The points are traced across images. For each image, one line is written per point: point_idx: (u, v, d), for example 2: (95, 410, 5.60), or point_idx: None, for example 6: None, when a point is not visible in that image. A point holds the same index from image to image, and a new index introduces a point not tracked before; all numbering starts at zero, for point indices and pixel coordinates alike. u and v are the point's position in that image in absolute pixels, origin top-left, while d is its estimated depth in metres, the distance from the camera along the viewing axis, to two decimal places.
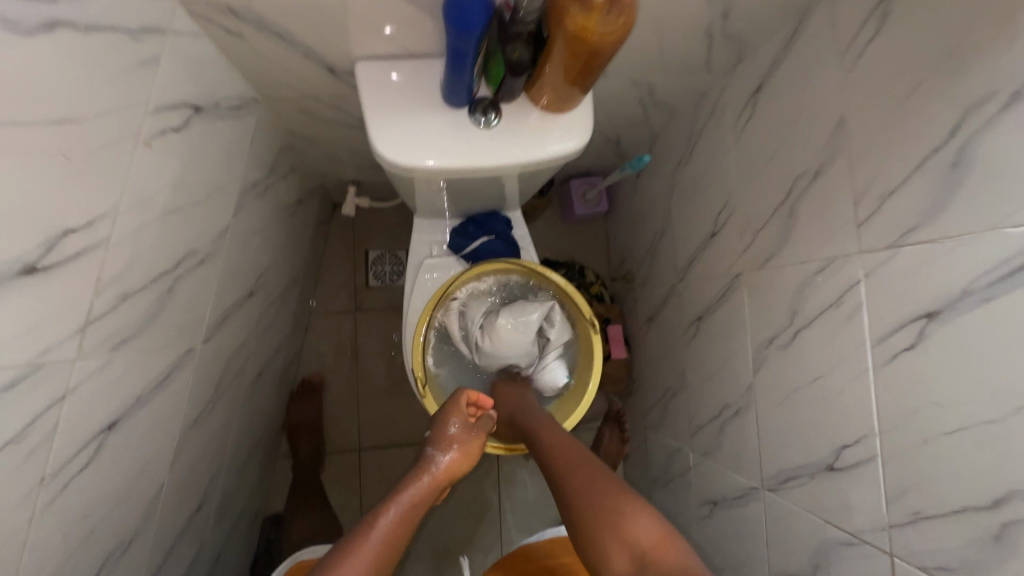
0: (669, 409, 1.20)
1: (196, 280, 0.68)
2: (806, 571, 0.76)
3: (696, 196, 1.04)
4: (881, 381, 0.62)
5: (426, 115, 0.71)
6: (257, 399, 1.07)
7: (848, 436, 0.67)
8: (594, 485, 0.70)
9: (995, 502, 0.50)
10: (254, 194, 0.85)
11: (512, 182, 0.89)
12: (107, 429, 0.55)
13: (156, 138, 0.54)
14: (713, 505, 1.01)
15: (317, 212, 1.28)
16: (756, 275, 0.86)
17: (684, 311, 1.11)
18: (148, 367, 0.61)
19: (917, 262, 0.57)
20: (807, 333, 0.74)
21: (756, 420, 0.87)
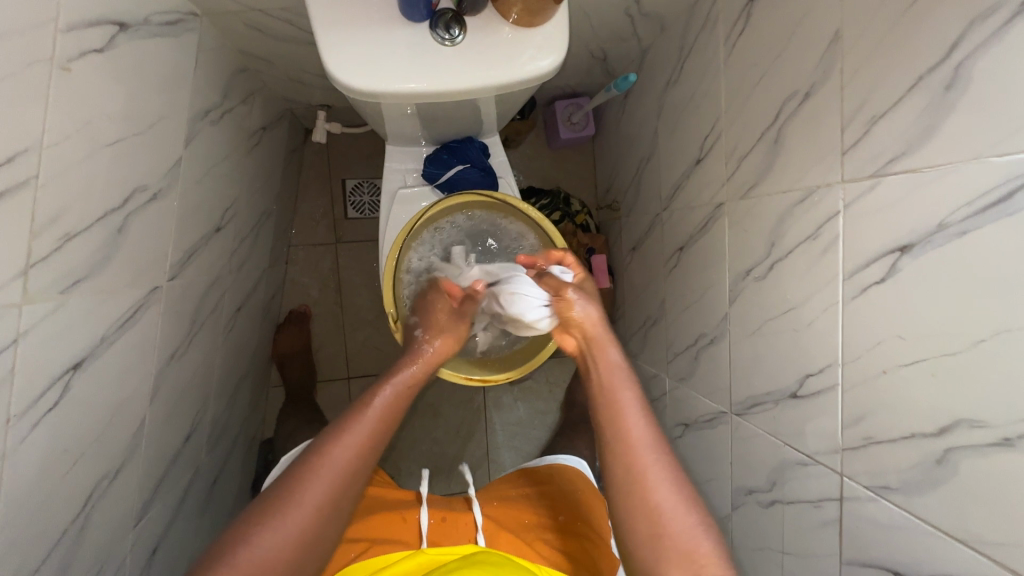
0: (649, 337, 1.21)
1: (151, 216, 0.65)
2: (764, 487, 0.81)
3: (684, 120, 0.99)
4: (849, 314, 0.62)
5: (385, 33, 0.66)
6: (239, 332, 1.08)
7: (813, 365, 0.68)
8: (630, 419, 0.67)
9: (942, 430, 0.52)
10: (210, 122, 0.80)
11: (486, 107, 0.83)
12: (74, 368, 0.55)
13: (75, 61, 0.49)
14: (686, 427, 1.06)
15: (287, 139, 1.21)
16: (738, 205, 0.83)
17: (667, 240, 1.09)
18: (109, 308, 0.60)
19: (897, 193, 0.55)
20: (782, 265, 0.73)
21: (729, 349, 0.88)
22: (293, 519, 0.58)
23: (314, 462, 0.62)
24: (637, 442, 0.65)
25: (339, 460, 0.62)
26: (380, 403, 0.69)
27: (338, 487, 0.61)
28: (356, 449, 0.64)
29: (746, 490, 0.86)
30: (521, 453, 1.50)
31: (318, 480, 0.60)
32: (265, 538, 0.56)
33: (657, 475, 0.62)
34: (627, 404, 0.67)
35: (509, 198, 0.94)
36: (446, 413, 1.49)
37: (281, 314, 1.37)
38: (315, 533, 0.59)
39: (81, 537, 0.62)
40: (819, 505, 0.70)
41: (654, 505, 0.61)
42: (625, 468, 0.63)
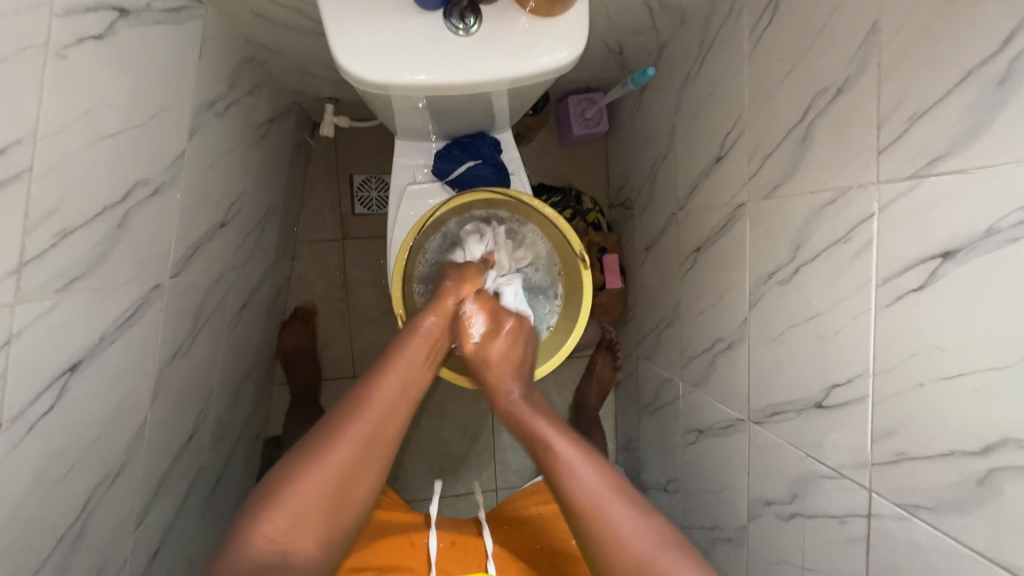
0: (662, 339, 1.18)
1: (152, 212, 0.63)
2: (783, 499, 0.78)
3: (702, 117, 0.95)
4: (881, 322, 0.59)
5: (397, 22, 0.63)
6: (243, 330, 1.06)
7: (840, 375, 0.65)
8: (577, 465, 0.63)
9: (985, 449, 0.49)
10: (215, 114, 0.77)
11: (499, 101, 0.80)
12: (71, 369, 0.53)
13: (70, 48, 0.47)
14: (699, 433, 1.03)
15: (294, 132, 1.19)
16: (760, 205, 0.80)
17: (683, 241, 1.06)
18: (107, 306, 0.58)
19: (939, 195, 0.51)
20: (808, 269, 0.70)
21: (748, 354, 0.85)
22: (339, 453, 0.58)
23: (352, 402, 0.61)
24: (592, 499, 0.61)
25: (380, 397, 0.62)
26: (419, 340, 0.71)
27: (359, 455, 0.59)
28: (393, 391, 0.64)
29: (764, 502, 0.83)
30: (528, 456, 1.48)
31: (359, 420, 0.60)
32: (307, 473, 0.56)
33: (620, 536, 0.59)
34: (569, 457, 0.64)
35: (522, 198, 0.91)
36: (453, 413, 1.47)
37: (286, 310, 1.35)
38: (361, 467, 0.59)
39: (79, 544, 0.60)
40: (843, 521, 0.67)
41: (623, 548, 0.59)
42: (579, 522, 0.61)
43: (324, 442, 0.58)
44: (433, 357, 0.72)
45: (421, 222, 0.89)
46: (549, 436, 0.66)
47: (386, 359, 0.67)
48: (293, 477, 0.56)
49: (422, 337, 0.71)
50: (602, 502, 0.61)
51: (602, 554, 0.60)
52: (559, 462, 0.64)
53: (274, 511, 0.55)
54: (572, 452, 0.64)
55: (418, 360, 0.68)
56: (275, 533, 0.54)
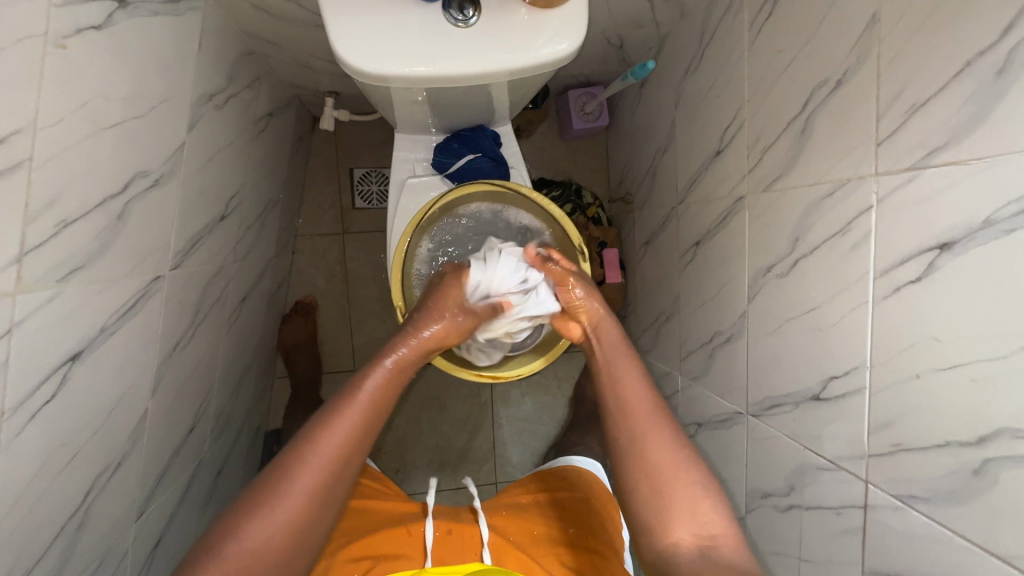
0: (662, 333, 1.18)
1: (152, 203, 0.63)
2: (781, 491, 0.79)
3: (702, 111, 0.95)
4: (879, 314, 0.59)
5: (396, 13, 0.63)
6: (244, 323, 1.06)
7: (838, 367, 0.65)
8: (630, 383, 0.72)
9: (980, 440, 0.49)
10: (214, 107, 0.77)
11: (499, 93, 0.80)
12: (72, 359, 0.54)
13: (69, 38, 0.47)
14: (698, 427, 1.04)
15: (295, 126, 1.19)
16: (759, 199, 0.80)
17: (682, 234, 1.06)
18: (108, 297, 0.58)
19: (937, 187, 0.51)
20: (807, 262, 0.70)
21: (747, 348, 0.85)
22: (282, 509, 0.57)
23: (301, 451, 0.61)
24: (639, 406, 0.70)
25: (327, 448, 0.61)
26: (377, 381, 0.69)
27: (307, 508, 0.58)
28: (345, 439, 0.63)
29: (762, 494, 0.83)
30: (528, 449, 1.48)
31: (309, 469, 0.59)
32: (252, 528, 0.55)
33: (660, 447, 0.65)
34: (627, 377, 0.74)
35: (520, 190, 0.91)
36: (453, 407, 1.47)
37: (287, 304, 1.35)
38: (307, 522, 0.58)
39: (81, 532, 0.61)
40: (840, 512, 0.67)
41: (660, 461, 0.64)
42: (623, 426, 0.68)
43: (268, 497, 0.57)
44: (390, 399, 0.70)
45: (420, 217, 0.89)
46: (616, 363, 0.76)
47: (337, 403, 0.66)
48: (236, 530, 0.55)
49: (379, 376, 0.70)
50: (650, 415, 0.69)
51: (641, 463, 0.64)
52: (618, 379, 0.74)
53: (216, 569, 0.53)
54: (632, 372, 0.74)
55: (374, 402, 0.67)
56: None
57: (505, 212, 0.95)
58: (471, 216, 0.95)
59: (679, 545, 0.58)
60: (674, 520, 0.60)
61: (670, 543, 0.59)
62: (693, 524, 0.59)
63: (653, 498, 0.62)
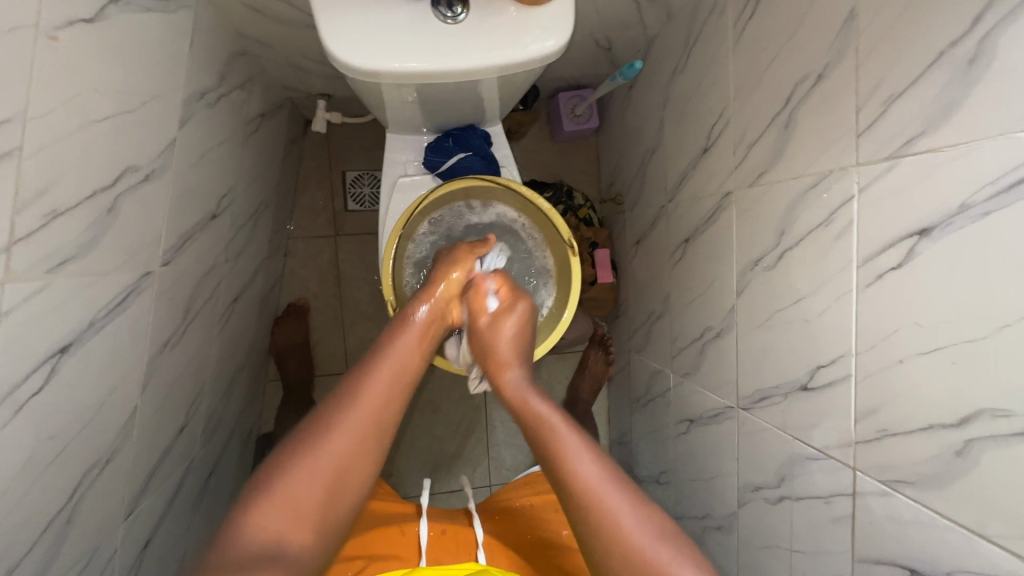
0: (654, 332, 1.19)
1: (143, 197, 0.63)
2: (772, 483, 0.79)
3: (690, 110, 0.97)
4: (863, 302, 0.60)
5: (386, 10, 0.64)
6: (235, 324, 1.06)
7: (825, 356, 0.66)
8: (572, 450, 0.62)
9: (962, 421, 0.50)
10: (206, 105, 0.78)
11: (488, 92, 0.81)
12: (61, 352, 0.54)
13: (61, 30, 0.47)
14: (690, 423, 1.04)
15: (287, 128, 1.20)
16: (746, 194, 0.81)
17: (672, 232, 1.07)
18: (97, 290, 0.58)
19: (916, 174, 0.53)
20: (793, 254, 0.71)
21: (736, 342, 0.86)
22: (336, 438, 0.59)
23: (348, 389, 0.63)
24: (591, 484, 0.60)
25: (381, 378, 0.64)
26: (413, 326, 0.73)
27: (364, 438, 0.60)
28: (392, 375, 0.66)
29: (754, 487, 0.83)
30: (521, 451, 1.48)
31: (358, 404, 0.62)
32: (308, 456, 0.57)
33: (627, 526, 0.58)
34: (572, 447, 0.62)
35: (510, 184, 0.92)
36: (447, 409, 1.47)
37: (280, 307, 1.35)
38: (360, 452, 0.60)
39: (68, 530, 0.60)
40: (828, 501, 0.68)
41: (620, 539, 0.57)
42: (578, 506, 0.59)
43: (323, 426, 0.60)
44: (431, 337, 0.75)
45: (409, 211, 0.89)
46: (553, 427, 0.64)
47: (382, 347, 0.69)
48: (289, 462, 0.57)
49: (420, 317, 0.75)
50: (603, 485, 0.60)
51: (608, 547, 0.58)
52: (556, 445, 0.63)
53: (274, 500, 0.55)
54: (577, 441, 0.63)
55: (413, 346, 0.70)
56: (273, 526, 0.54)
57: (495, 208, 0.97)
58: (460, 211, 0.96)
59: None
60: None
61: None
62: None
63: None
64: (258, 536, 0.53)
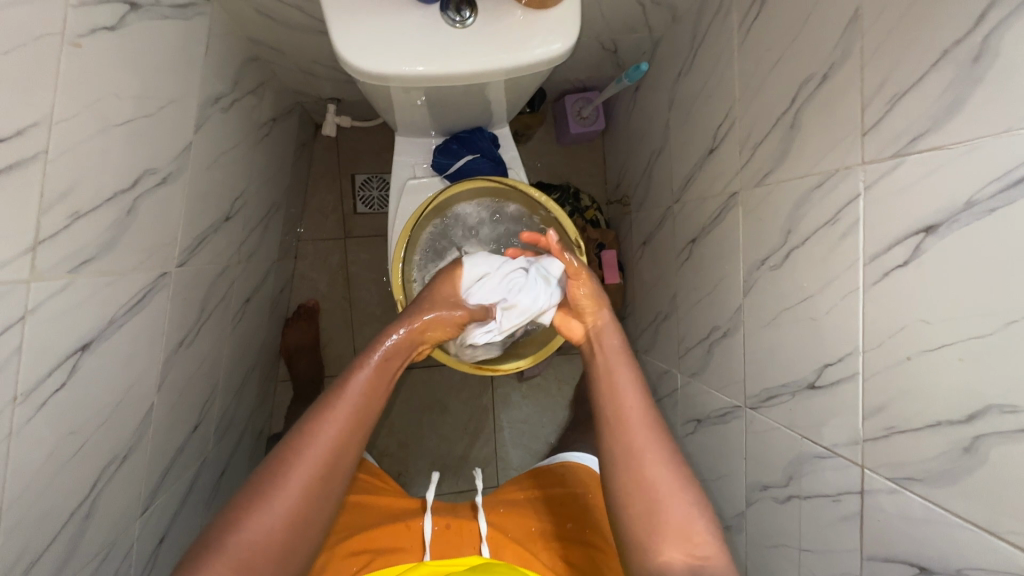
0: (661, 332, 1.19)
1: (161, 200, 0.65)
2: (780, 483, 0.79)
3: (695, 112, 0.97)
4: (869, 300, 0.60)
5: (396, 16, 0.66)
6: (247, 325, 1.07)
7: (832, 355, 0.66)
8: (624, 389, 0.73)
9: (970, 417, 0.50)
10: (220, 109, 0.80)
11: (496, 94, 0.82)
12: (82, 349, 0.55)
13: (85, 37, 0.49)
14: (698, 423, 1.04)
15: (297, 132, 1.22)
16: (752, 194, 0.82)
17: (678, 233, 1.08)
18: (116, 290, 0.59)
19: (920, 172, 0.53)
20: (799, 253, 0.72)
21: (743, 341, 0.86)
22: (277, 504, 0.58)
23: (295, 450, 0.61)
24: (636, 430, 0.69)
25: (323, 439, 0.63)
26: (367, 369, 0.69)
27: (304, 503, 0.60)
28: (337, 435, 0.63)
29: (762, 486, 0.84)
30: (529, 452, 1.48)
31: (300, 470, 0.60)
32: (253, 520, 0.57)
33: (657, 460, 0.67)
34: (622, 384, 0.73)
35: (515, 184, 0.93)
36: (455, 410, 1.48)
37: (290, 309, 1.37)
38: (308, 510, 0.60)
39: (86, 525, 0.62)
40: (837, 500, 0.68)
41: (653, 471, 0.66)
42: (619, 437, 0.69)
43: (265, 492, 0.59)
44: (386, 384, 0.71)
45: (418, 211, 0.90)
46: (613, 372, 0.75)
47: (330, 396, 0.66)
48: (235, 527, 0.57)
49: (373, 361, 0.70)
50: (643, 424, 0.70)
51: (639, 484, 0.66)
52: (613, 384, 0.74)
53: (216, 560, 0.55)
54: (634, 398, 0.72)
55: (369, 388, 0.68)
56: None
57: (502, 209, 0.98)
58: (467, 213, 0.97)
59: (671, 564, 0.61)
60: (663, 532, 0.63)
61: (660, 563, 0.61)
62: (687, 547, 0.62)
63: (648, 517, 0.64)
64: None
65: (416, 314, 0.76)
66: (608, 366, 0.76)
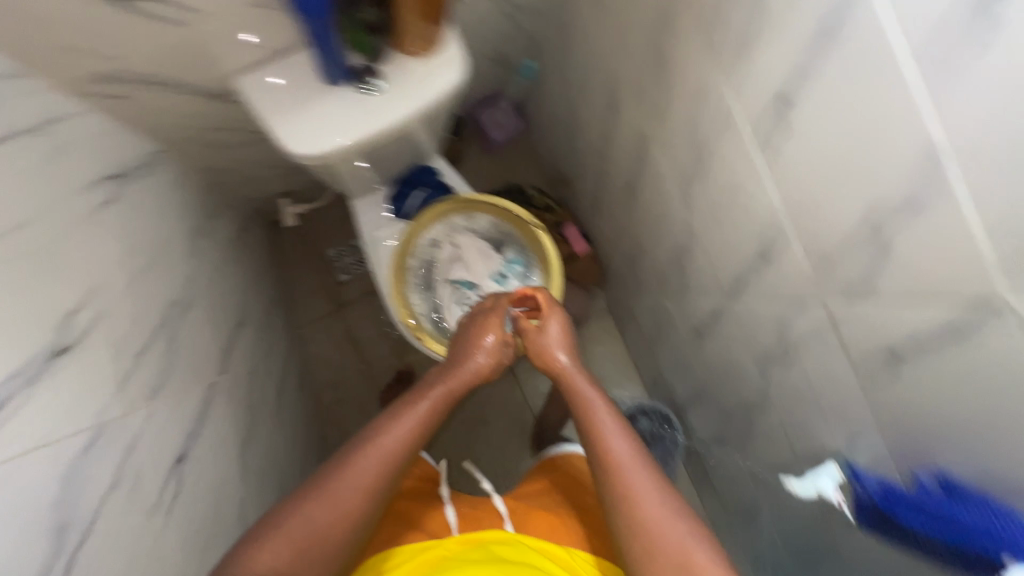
0: (640, 275, 1.32)
1: (189, 324, 0.76)
2: (779, 348, 0.91)
3: (588, 82, 1.11)
4: (773, 171, 0.73)
5: (319, 101, 0.77)
6: (287, 414, 1.17)
7: (768, 226, 0.79)
8: (609, 434, 0.77)
9: (871, 225, 0.63)
10: (201, 236, 0.91)
11: (422, 134, 0.95)
12: (180, 461, 0.66)
13: (95, 215, 0.61)
14: (700, 336, 1.16)
15: (264, 234, 1.33)
16: (658, 129, 0.95)
17: (617, 186, 1.21)
18: (186, 406, 0.70)
19: (762, 61, 0.67)
20: (711, 158, 0.85)
21: (703, 249, 0.99)
22: (339, 488, 0.70)
23: (365, 446, 0.74)
24: (619, 457, 0.75)
25: (388, 441, 0.75)
26: (435, 393, 0.83)
27: (362, 497, 0.70)
28: (397, 440, 0.75)
29: (768, 360, 0.95)
30: None
31: (367, 457, 0.73)
32: (314, 504, 0.68)
33: (643, 492, 0.71)
34: (607, 430, 0.78)
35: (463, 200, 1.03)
36: (495, 420, 1.57)
37: (316, 390, 1.46)
38: (357, 503, 0.69)
39: None
40: (821, 338, 0.80)
41: (642, 510, 0.69)
42: (609, 479, 0.73)
43: (334, 478, 0.71)
44: (438, 413, 0.82)
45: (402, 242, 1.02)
46: (595, 420, 0.80)
47: (389, 420, 0.78)
48: (295, 511, 0.67)
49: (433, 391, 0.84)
50: (629, 462, 0.74)
51: (629, 521, 0.70)
52: (597, 429, 0.78)
53: (271, 544, 0.64)
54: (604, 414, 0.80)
55: (426, 413, 0.80)
56: (272, 564, 0.63)
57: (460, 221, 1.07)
58: (431, 239, 1.06)
59: None
60: (656, 558, 0.66)
61: None
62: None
63: (635, 541, 0.68)
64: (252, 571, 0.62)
65: (462, 345, 0.92)
66: (590, 417, 0.80)
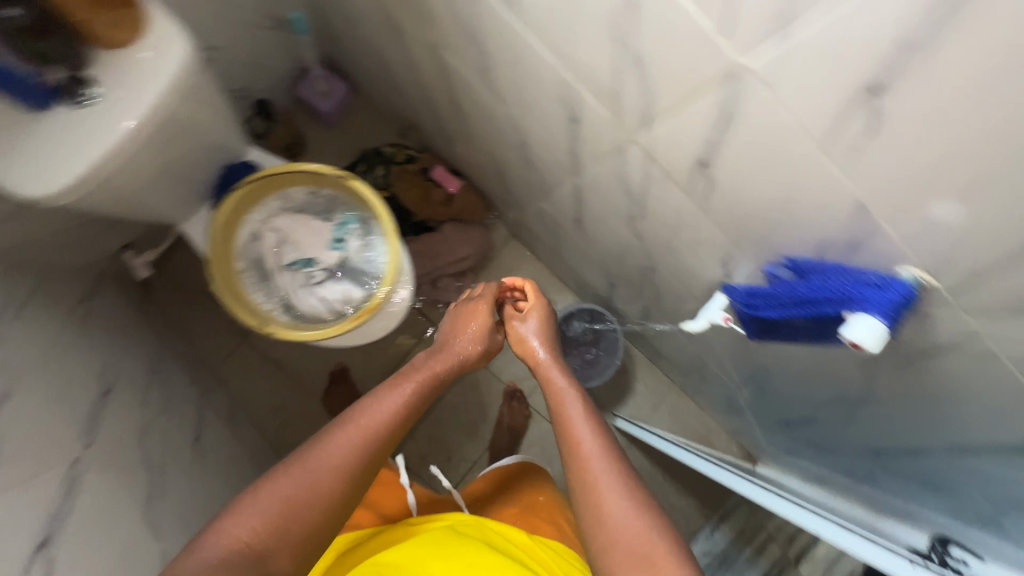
0: (512, 189, 1.28)
1: (15, 411, 0.72)
2: (631, 203, 0.89)
3: (366, 12, 1.03)
4: (530, 24, 0.69)
5: (42, 138, 0.75)
6: (217, 455, 1.14)
7: (557, 85, 0.76)
8: (579, 428, 0.76)
9: (618, 40, 0.60)
10: (16, 319, 0.85)
11: (199, 128, 0.90)
12: (45, 544, 0.66)
13: None
14: (580, 223, 1.14)
15: (126, 293, 1.25)
16: (437, 31, 0.89)
17: (447, 108, 1.15)
18: (38, 491, 0.68)
19: None
20: (486, 38, 0.80)
21: (532, 136, 0.95)
22: (319, 459, 0.70)
23: (354, 417, 0.76)
24: (587, 450, 0.73)
25: (375, 417, 0.76)
26: (421, 373, 0.83)
27: (340, 470, 0.71)
28: (382, 417, 0.76)
29: (632, 219, 0.94)
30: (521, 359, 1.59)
31: (352, 430, 0.74)
32: (292, 477, 0.69)
33: (607, 487, 0.69)
34: (577, 422, 0.76)
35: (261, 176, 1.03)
36: None
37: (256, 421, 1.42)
38: (337, 473, 0.71)
39: None
40: (649, 177, 0.78)
41: (607, 506, 0.68)
42: (577, 472, 0.72)
43: (318, 449, 0.72)
44: (423, 399, 0.82)
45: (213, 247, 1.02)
46: (567, 415, 0.78)
47: (376, 394, 0.79)
48: (270, 483, 0.69)
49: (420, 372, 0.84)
50: (596, 457, 0.72)
51: (592, 514, 0.69)
52: (567, 421, 0.77)
53: (242, 517, 0.66)
54: (578, 409, 0.78)
55: (411, 390, 0.80)
56: (244, 532, 0.65)
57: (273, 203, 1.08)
58: (250, 233, 1.07)
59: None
60: (618, 558, 0.65)
61: None
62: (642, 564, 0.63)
63: (597, 534, 0.67)
64: (224, 543, 0.64)
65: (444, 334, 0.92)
66: (563, 411, 0.79)
